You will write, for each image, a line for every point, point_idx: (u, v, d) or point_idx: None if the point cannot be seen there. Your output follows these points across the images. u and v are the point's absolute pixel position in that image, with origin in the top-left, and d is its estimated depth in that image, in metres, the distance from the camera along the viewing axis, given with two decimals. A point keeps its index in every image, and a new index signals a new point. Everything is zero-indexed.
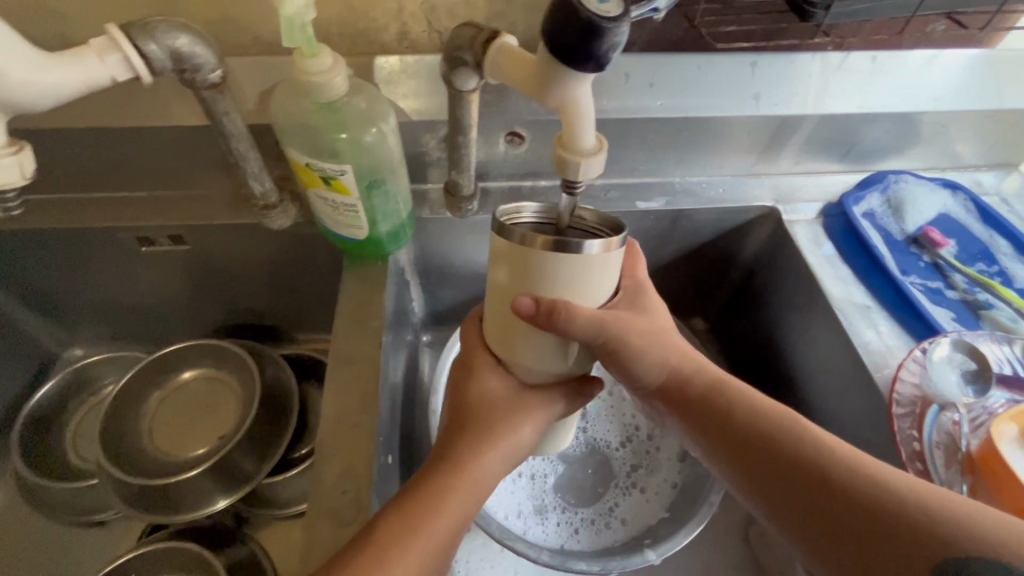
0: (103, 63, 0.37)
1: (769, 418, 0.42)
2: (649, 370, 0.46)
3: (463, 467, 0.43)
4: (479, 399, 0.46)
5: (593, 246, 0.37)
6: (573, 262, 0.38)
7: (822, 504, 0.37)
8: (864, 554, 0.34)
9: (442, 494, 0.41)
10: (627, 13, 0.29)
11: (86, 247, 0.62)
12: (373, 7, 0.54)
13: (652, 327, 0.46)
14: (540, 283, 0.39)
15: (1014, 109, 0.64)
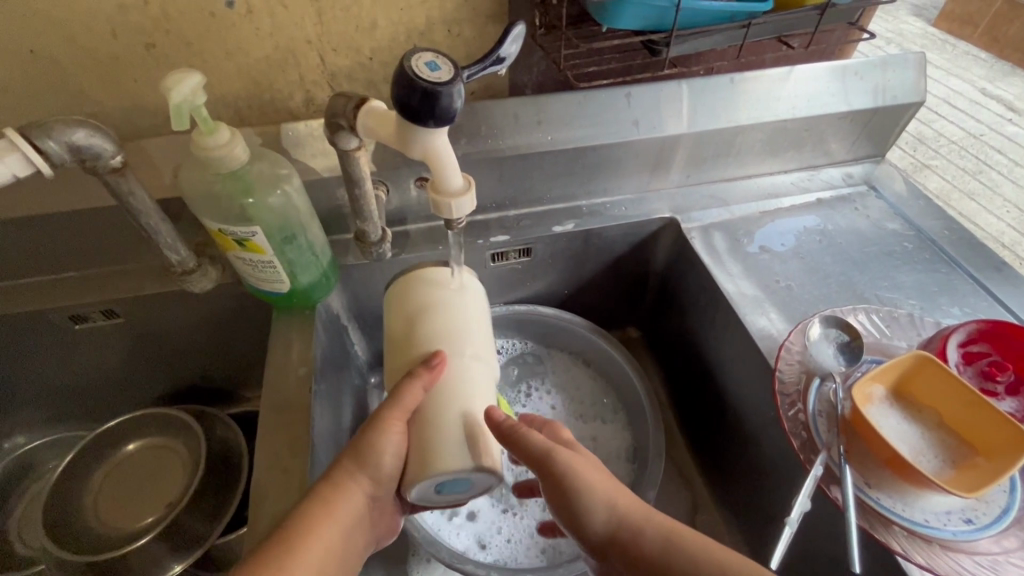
0: (4, 163, 0.38)
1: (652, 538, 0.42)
2: (595, 517, 0.44)
3: (329, 501, 0.43)
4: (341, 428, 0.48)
5: (465, 269, 0.55)
6: (454, 279, 0.52)
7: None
8: None
9: (307, 532, 0.41)
10: (457, 77, 0.35)
11: (17, 333, 0.63)
12: (275, 79, 0.59)
13: (589, 462, 0.47)
14: (446, 302, 0.50)
15: (862, 109, 0.72)
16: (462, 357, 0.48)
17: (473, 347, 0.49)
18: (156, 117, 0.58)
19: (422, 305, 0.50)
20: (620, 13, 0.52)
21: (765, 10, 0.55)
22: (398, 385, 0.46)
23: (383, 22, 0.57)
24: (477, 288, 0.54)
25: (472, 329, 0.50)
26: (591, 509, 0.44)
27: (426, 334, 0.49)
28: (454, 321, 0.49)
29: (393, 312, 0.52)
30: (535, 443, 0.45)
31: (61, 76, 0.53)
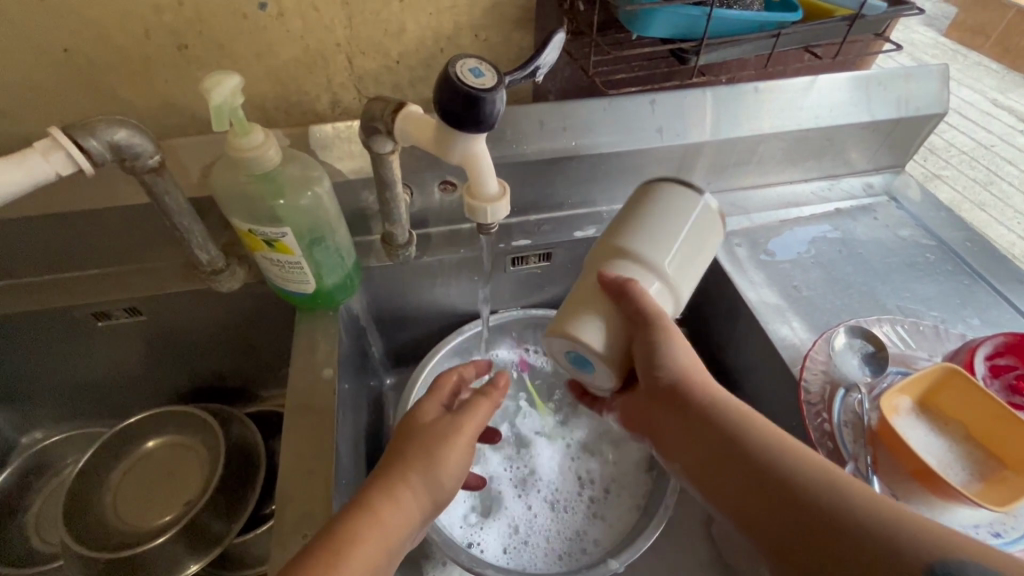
0: (48, 161, 0.39)
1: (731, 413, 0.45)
2: (670, 364, 0.47)
3: (378, 509, 0.43)
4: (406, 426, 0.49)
5: (711, 202, 0.51)
6: (690, 202, 0.51)
7: (732, 459, 0.43)
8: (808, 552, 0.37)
9: (353, 540, 0.40)
10: (501, 83, 0.35)
11: (41, 329, 0.63)
12: (303, 81, 0.59)
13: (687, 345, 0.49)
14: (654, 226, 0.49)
15: (885, 119, 0.72)
16: (648, 272, 0.48)
17: (674, 269, 0.49)
18: (184, 117, 0.58)
19: (649, 210, 0.51)
20: (651, 23, 0.52)
21: (795, 21, 0.55)
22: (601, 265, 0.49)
23: (412, 27, 0.58)
24: (715, 218, 0.52)
25: (682, 247, 0.49)
26: (676, 359, 0.47)
27: (643, 236, 0.49)
28: (666, 240, 0.49)
29: (635, 199, 0.52)
30: (649, 303, 0.46)
31: (93, 76, 0.53)
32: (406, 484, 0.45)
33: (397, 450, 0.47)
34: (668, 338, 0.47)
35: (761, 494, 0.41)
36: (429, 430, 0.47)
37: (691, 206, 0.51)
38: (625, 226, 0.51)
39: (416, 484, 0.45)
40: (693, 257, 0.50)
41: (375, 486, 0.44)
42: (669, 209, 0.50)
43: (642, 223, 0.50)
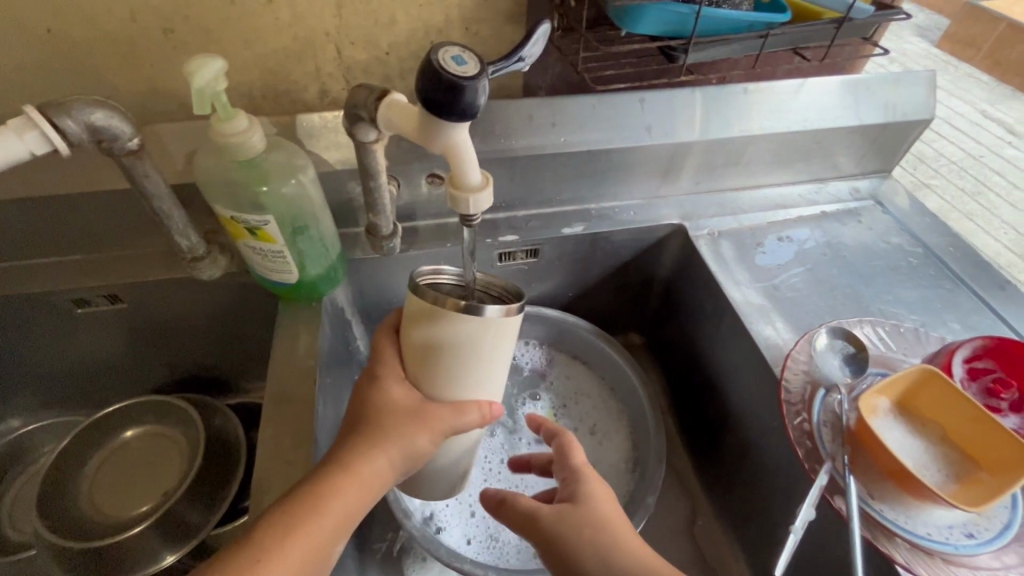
0: (22, 140, 0.38)
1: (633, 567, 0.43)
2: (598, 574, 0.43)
3: (351, 467, 0.43)
4: (381, 407, 0.45)
5: (494, 311, 0.42)
6: (477, 325, 0.42)
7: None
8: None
9: (321, 499, 0.41)
10: (483, 72, 0.35)
11: (18, 314, 0.62)
12: (291, 70, 0.59)
13: (587, 520, 0.45)
14: (462, 358, 0.43)
15: (872, 124, 0.72)
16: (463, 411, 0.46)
17: (485, 392, 0.47)
18: (169, 103, 0.58)
19: (452, 346, 0.43)
20: (640, 19, 0.52)
21: (784, 21, 0.55)
22: (401, 419, 0.45)
23: (402, 18, 0.57)
24: (513, 325, 0.44)
25: (491, 371, 0.45)
26: (595, 563, 0.43)
27: (449, 378, 0.45)
28: (478, 365, 0.44)
29: (410, 316, 0.44)
30: (430, 432, 0.45)
31: (76, 58, 0.53)
32: (383, 449, 0.44)
33: (381, 420, 0.45)
34: (575, 557, 0.44)
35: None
36: (411, 413, 0.45)
37: (478, 333, 0.42)
38: (417, 325, 0.44)
39: (393, 450, 0.44)
40: (493, 376, 0.46)
41: (351, 446, 0.44)
42: (456, 334, 0.42)
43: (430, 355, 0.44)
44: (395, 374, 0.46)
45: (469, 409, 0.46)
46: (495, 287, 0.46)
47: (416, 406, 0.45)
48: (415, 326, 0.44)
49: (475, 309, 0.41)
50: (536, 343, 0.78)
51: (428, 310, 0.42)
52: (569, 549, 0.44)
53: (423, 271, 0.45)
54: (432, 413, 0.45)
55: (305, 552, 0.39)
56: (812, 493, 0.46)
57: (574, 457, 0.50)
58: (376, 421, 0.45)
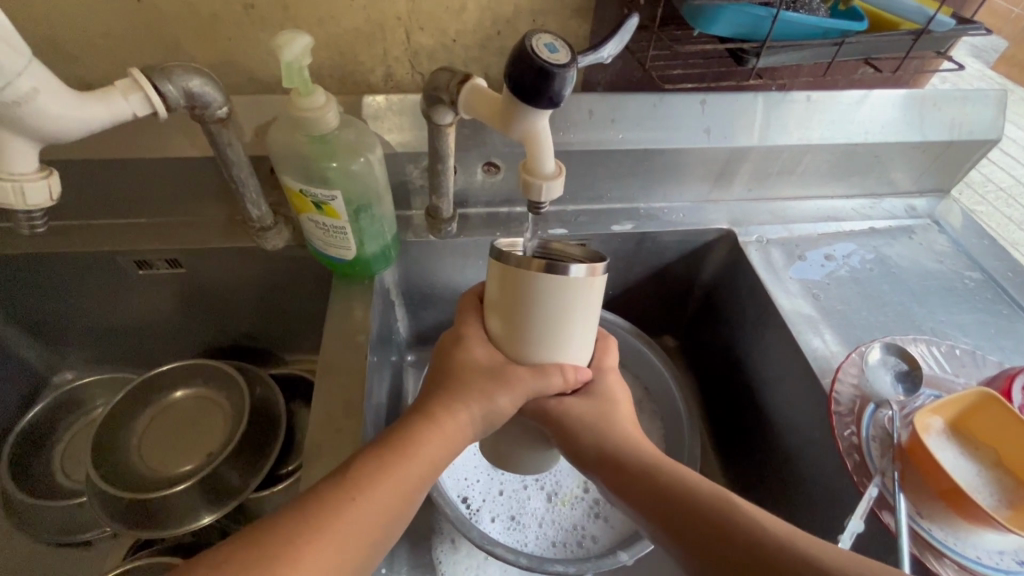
0: (127, 101, 0.42)
1: (612, 437, 0.49)
2: (593, 450, 0.48)
3: (438, 419, 0.46)
4: (464, 362, 0.48)
5: (578, 271, 0.42)
6: (560, 285, 0.43)
7: (627, 474, 0.46)
8: (625, 480, 0.46)
9: (414, 442, 0.44)
10: (574, 61, 0.36)
11: (84, 271, 0.65)
12: (361, 51, 0.59)
13: (591, 407, 0.50)
14: (545, 319, 0.44)
15: (936, 141, 0.71)
16: (547, 372, 0.47)
17: (567, 356, 0.47)
18: (242, 77, 0.59)
19: (536, 307, 0.44)
20: (715, 20, 0.52)
21: (860, 29, 0.54)
22: (480, 378, 0.47)
23: (473, 6, 0.57)
24: (598, 285, 0.44)
25: (576, 335, 0.46)
26: (592, 439, 0.49)
27: (534, 339, 0.46)
28: (566, 329, 0.45)
29: (491, 281, 0.46)
30: (509, 393, 0.46)
31: (160, 27, 0.54)
32: (466, 404, 0.46)
33: (464, 379, 0.47)
34: (577, 437, 0.49)
35: (639, 494, 0.45)
36: (492, 373, 0.47)
37: (562, 291, 0.43)
38: (501, 289, 0.45)
39: (475, 407, 0.46)
40: (577, 340, 0.47)
41: (437, 400, 0.47)
42: (539, 294, 0.43)
43: (513, 317, 0.45)
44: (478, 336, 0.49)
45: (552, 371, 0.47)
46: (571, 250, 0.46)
47: (496, 367, 0.47)
48: (494, 292, 0.46)
49: (559, 269, 0.42)
50: None
51: (513, 273, 0.43)
52: (572, 423, 0.49)
53: (503, 243, 0.46)
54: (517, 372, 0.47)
55: (396, 488, 0.42)
56: (861, 505, 0.46)
57: (605, 360, 0.53)
58: (459, 378, 0.47)
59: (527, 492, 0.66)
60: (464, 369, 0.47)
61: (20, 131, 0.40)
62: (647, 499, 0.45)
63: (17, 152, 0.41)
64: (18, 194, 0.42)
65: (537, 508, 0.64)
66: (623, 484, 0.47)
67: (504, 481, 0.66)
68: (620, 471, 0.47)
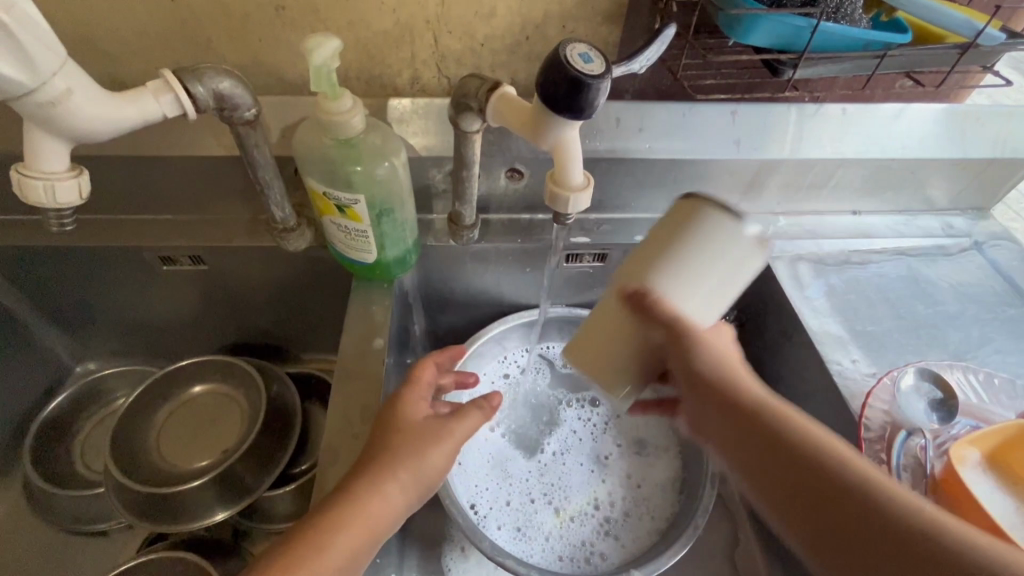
0: (158, 103, 0.43)
1: (785, 411, 0.38)
2: (704, 367, 0.41)
3: (363, 495, 0.42)
4: (391, 429, 0.46)
5: (749, 231, 0.39)
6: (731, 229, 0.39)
7: (788, 452, 0.37)
8: (771, 449, 0.37)
9: (333, 527, 0.41)
10: (608, 72, 0.35)
11: (109, 264, 0.66)
12: (388, 54, 0.59)
13: (712, 351, 0.42)
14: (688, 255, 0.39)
15: (978, 158, 0.68)
16: (691, 283, 0.40)
17: (692, 300, 0.40)
18: (270, 77, 0.59)
19: (684, 246, 0.39)
20: (751, 30, 0.50)
21: (902, 42, 0.52)
22: (404, 440, 0.45)
23: (502, 10, 0.56)
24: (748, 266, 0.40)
25: (702, 297, 0.40)
26: (707, 366, 0.41)
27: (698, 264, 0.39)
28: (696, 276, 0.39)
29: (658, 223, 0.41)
30: (433, 457, 0.45)
31: (192, 27, 0.55)
32: (392, 479, 0.43)
33: (391, 448, 0.45)
34: (694, 348, 0.40)
35: (775, 478, 0.37)
36: (416, 436, 0.46)
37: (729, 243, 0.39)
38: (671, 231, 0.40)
39: (401, 479, 0.44)
40: (715, 306, 0.41)
41: (359, 479, 0.43)
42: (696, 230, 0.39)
43: (671, 249, 0.39)
44: (417, 395, 0.49)
45: (672, 327, 0.40)
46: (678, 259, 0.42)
47: (420, 428, 0.46)
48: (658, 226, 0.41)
49: (738, 214, 0.38)
50: None
51: (691, 208, 0.40)
52: (692, 347, 0.41)
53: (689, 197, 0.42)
54: (637, 309, 0.41)
55: None
56: None
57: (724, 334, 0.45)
58: (385, 451, 0.45)
59: (533, 507, 0.64)
60: (395, 435, 0.46)
61: (53, 129, 0.41)
62: (784, 487, 0.36)
63: (49, 150, 0.41)
64: (49, 192, 0.42)
65: (543, 523, 0.63)
66: (766, 452, 0.37)
67: (513, 491, 0.65)
68: (765, 432, 0.38)
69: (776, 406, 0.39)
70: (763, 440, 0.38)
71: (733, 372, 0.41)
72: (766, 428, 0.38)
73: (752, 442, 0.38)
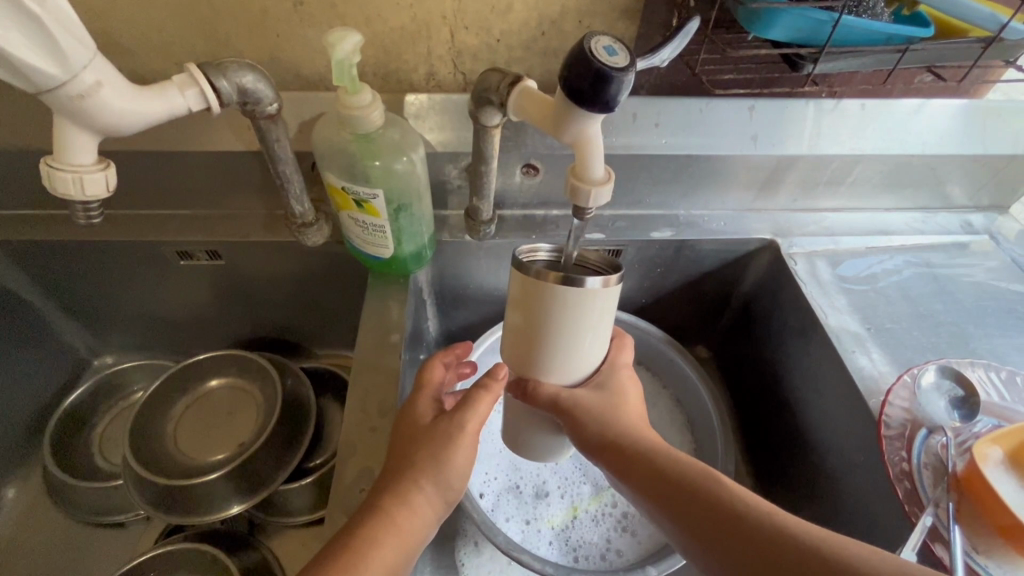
0: (183, 96, 0.43)
1: (656, 445, 0.48)
2: (592, 428, 0.49)
3: (394, 508, 0.42)
4: (409, 437, 0.46)
5: (594, 283, 0.43)
6: (578, 296, 0.44)
7: (670, 488, 0.45)
8: (661, 490, 0.45)
9: (367, 545, 0.41)
10: (632, 65, 0.35)
11: (129, 260, 0.67)
12: (404, 50, 0.59)
13: (598, 395, 0.50)
14: (546, 317, 0.45)
15: (998, 155, 0.67)
16: (577, 341, 0.46)
17: (585, 355, 0.48)
18: (287, 73, 0.60)
19: (545, 331, 0.46)
20: (772, 24, 0.50)
21: (924, 36, 0.52)
22: (422, 445, 0.45)
23: (519, 5, 0.56)
24: (613, 295, 0.45)
25: (582, 353, 0.47)
26: (595, 420, 0.49)
27: (571, 334, 0.46)
28: (574, 335, 0.46)
29: (513, 292, 0.47)
30: (454, 458, 0.45)
31: (211, 24, 0.55)
32: (418, 488, 0.44)
33: (412, 456, 0.45)
34: (582, 420, 0.48)
35: (673, 508, 0.44)
36: (431, 438, 0.45)
37: (575, 302, 0.44)
38: (533, 303, 0.45)
39: (428, 487, 0.44)
40: (597, 350, 0.48)
41: (388, 493, 0.43)
42: (549, 306, 0.44)
43: (540, 339, 0.47)
44: (426, 397, 0.49)
45: (556, 403, 0.49)
46: (591, 261, 0.47)
47: (433, 429, 0.46)
48: (512, 299, 0.47)
49: (577, 282, 0.43)
50: None
51: (533, 286, 0.44)
52: (581, 413, 0.48)
53: (524, 250, 0.47)
54: (525, 396, 0.50)
55: None
56: (914, 536, 0.45)
57: (620, 358, 0.53)
58: (406, 460, 0.45)
59: (547, 499, 0.64)
60: (412, 442, 0.46)
61: (80, 122, 0.41)
62: (680, 514, 0.43)
63: (77, 143, 0.42)
64: (77, 185, 0.43)
65: (557, 515, 0.63)
66: (659, 495, 0.45)
67: (525, 486, 0.65)
68: (650, 473, 0.46)
69: (653, 444, 0.48)
70: (653, 484, 0.46)
71: (617, 425, 0.49)
72: (649, 472, 0.46)
73: (642, 486, 0.46)
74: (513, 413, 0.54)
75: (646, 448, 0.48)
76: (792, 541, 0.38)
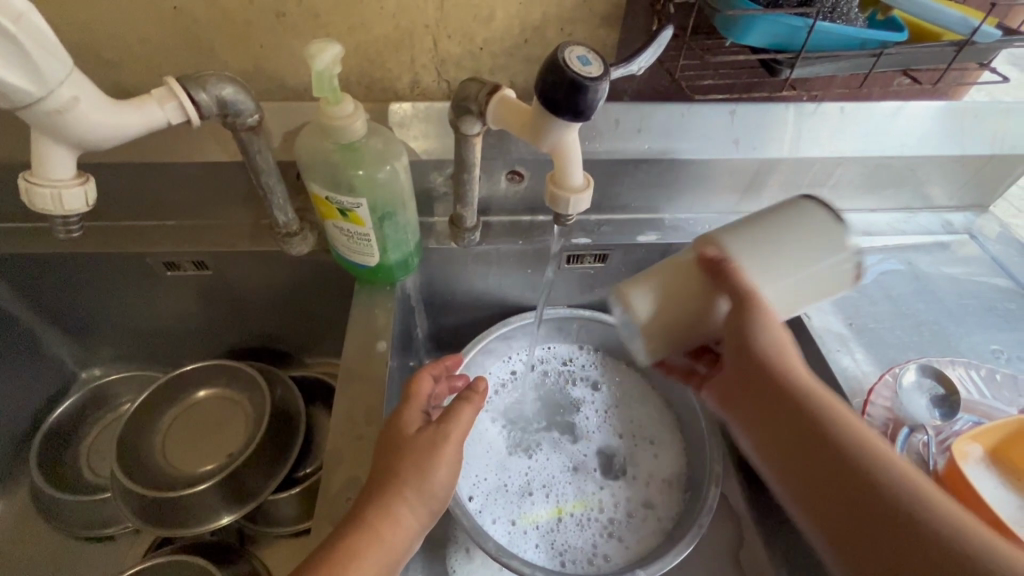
0: (162, 110, 0.43)
1: (824, 388, 0.43)
2: (763, 339, 0.44)
3: (377, 522, 0.43)
4: (393, 448, 0.46)
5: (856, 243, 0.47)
6: (827, 223, 0.47)
7: (808, 433, 0.41)
8: (802, 434, 0.41)
9: (350, 559, 0.41)
10: (606, 75, 0.36)
11: (114, 271, 0.67)
12: (388, 59, 0.59)
13: (774, 315, 0.45)
14: (803, 233, 0.47)
15: (976, 156, 0.68)
16: (779, 266, 0.46)
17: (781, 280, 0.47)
18: (271, 83, 0.60)
19: (791, 231, 0.47)
20: (749, 30, 0.51)
21: (898, 40, 0.53)
22: (406, 456, 0.45)
23: (501, 14, 0.57)
24: (844, 278, 0.48)
25: (785, 283, 0.47)
26: (765, 335, 0.44)
27: (794, 248, 0.46)
28: (792, 254, 0.46)
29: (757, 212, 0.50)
30: (438, 472, 0.45)
31: (195, 36, 0.55)
32: (403, 502, 0.44)
33: (396, 467, 0.45)
34: (758, 325, 0.44)
35: (800, 459, 0.41)
36: (415, 450, 0.45)
37: (835, 238, 0.47)
38: (806, 219, 0.47)
39: (413, 500, 0.44)
40: (792, 298, 0.48)
41: (372, 504, 0.43)
42: (816, 224, 0.47)
43: (778, 235, 0.47)
44: (414, 408, 0.49)
45: (738, 294, 0.45)
46: None
47: (417, 440, 0.46)
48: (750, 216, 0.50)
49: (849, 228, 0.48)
50: (590, 346, 0.76)
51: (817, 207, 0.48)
52: (754, 316, 0.44)
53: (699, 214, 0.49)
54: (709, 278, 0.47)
55: None
56: None
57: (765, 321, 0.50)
58: (390, 472, 0.45)
59: (536, 504, 0.64)
60: (396, 454, 0.46)
61: (58, 137, 0.41)
62: (808, 464, 0.40)
63: (55, 158, 0.42)
64: (56, 200, 0.43)
65: (547, 520, 0.63)
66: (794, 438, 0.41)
67: (514, 491, 0.65)
68: (796, 411, 0.42)
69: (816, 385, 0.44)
70: (791, 426, 0.42)
71: (791, 354, 0.44)
72: (792, 413, 0.42)
73: (779, 421, 0.42)
74: (669, 289, 0.49)
75: (812, 387, 0.43)
76: (924, 527, 0.35)
